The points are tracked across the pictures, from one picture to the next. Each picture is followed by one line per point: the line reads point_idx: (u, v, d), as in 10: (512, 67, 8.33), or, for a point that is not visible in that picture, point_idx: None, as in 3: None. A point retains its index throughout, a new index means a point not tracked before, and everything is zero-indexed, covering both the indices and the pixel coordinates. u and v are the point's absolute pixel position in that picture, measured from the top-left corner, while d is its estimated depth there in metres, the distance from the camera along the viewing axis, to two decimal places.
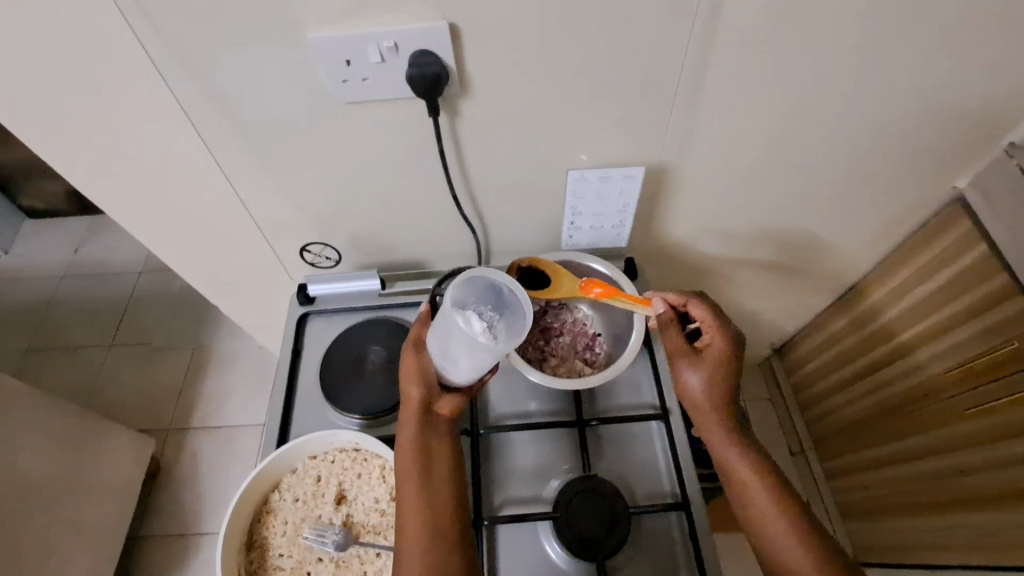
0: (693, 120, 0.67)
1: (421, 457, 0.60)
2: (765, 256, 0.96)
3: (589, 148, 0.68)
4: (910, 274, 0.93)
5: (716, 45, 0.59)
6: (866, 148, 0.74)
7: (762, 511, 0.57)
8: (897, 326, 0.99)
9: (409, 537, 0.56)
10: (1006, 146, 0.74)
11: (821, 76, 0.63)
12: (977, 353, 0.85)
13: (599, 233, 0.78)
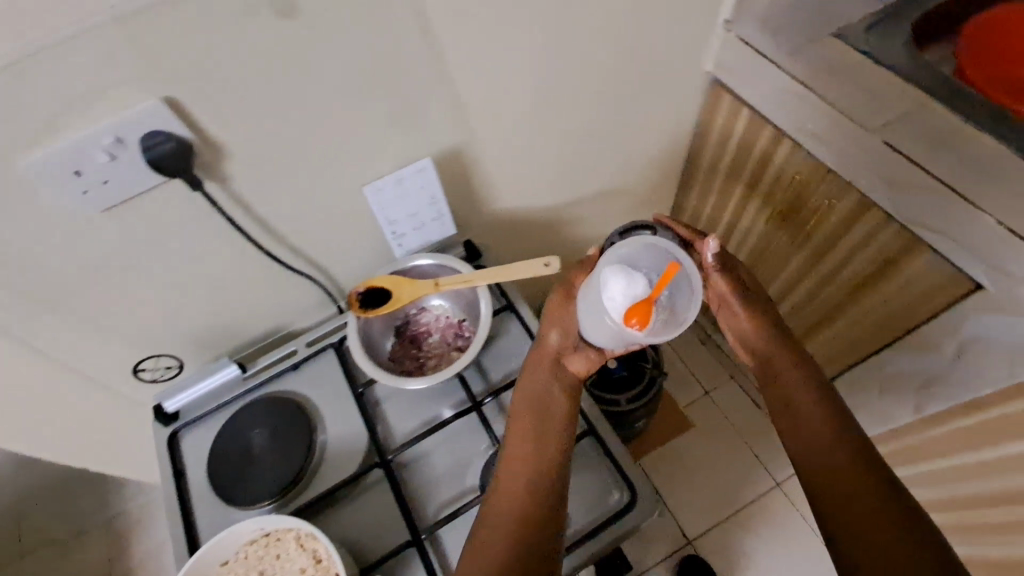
0: (458, 96, 0.70)
1: (545, 400, 0.64)
2: (595, 185, 1.06)
3: (377, 158, 0.68)
4: (712, 152, 1.12)
5: (440, 25, 0.62)
6: (620, 66, 0.86)
7: (803, 420, 0.61)
8: (724, 201, 1.17)
9: (509, 474, 0.59)
10: (724, 25, 0.94)
11: (547, 18, 0.70)
12: (779, 196, 1.01)
13: (426, 231, 0.78)
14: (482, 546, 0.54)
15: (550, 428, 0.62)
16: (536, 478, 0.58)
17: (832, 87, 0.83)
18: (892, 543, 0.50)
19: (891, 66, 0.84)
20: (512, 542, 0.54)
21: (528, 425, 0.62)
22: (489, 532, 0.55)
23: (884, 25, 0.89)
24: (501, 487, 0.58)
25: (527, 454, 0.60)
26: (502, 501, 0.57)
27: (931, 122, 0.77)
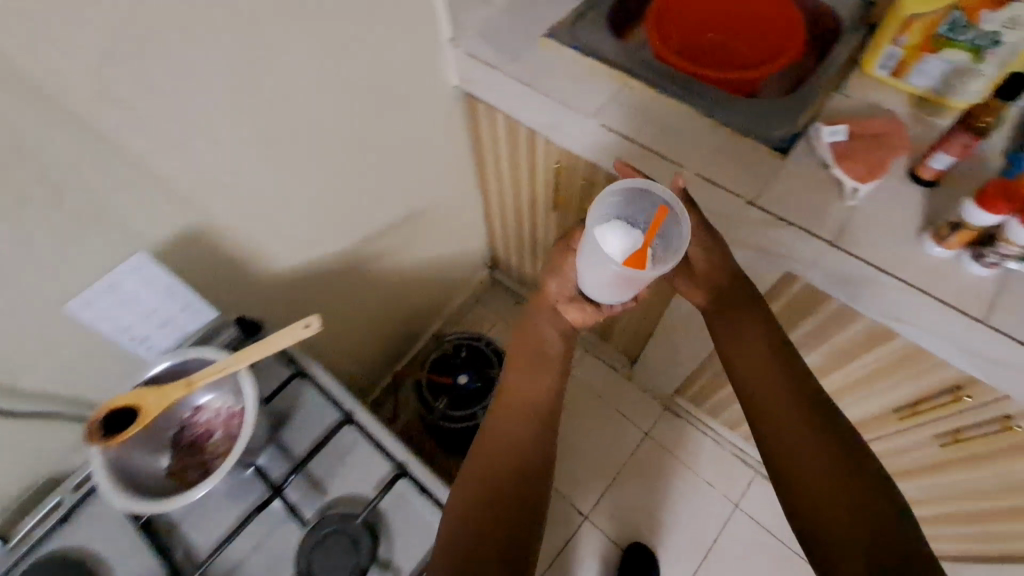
0: (155, 180, 0.65)
1: (546, 367, 0.78)
2: (382, 215, 1.07)
3: (73, 265, 0.61)
4: (490, 152, 1.18)
5: (87, 118, 0.56)
6: (350, 104, 0.85)
7: (774, 387, 0.68)
8: (517, 193, 1.24)
9: (496, 434, 0.71)
10: (450, 41, 0.96)
11: (233, 82, 0.67)
12: (552, 182, 1.09)
13: (177, 325, 0.72)
14: (465, 493, 0.65)
15: (544, 373, 0.77)
16: (519, 436, 0.71)
17: (550, 83, 0.90)
18: (846, 494, 0.59)
19: (596, 54, 0.92)
20: (492, 486, 0.65)
21: (520, 392, 0.75)
22: (473, 478, 0.66)
23: (586, 19, 0.98)
24: (486, 443, 0.71)
25: (519, 417, 0.72)
26: (488, 455, 0.69)
27: (633, 98, 0.87)
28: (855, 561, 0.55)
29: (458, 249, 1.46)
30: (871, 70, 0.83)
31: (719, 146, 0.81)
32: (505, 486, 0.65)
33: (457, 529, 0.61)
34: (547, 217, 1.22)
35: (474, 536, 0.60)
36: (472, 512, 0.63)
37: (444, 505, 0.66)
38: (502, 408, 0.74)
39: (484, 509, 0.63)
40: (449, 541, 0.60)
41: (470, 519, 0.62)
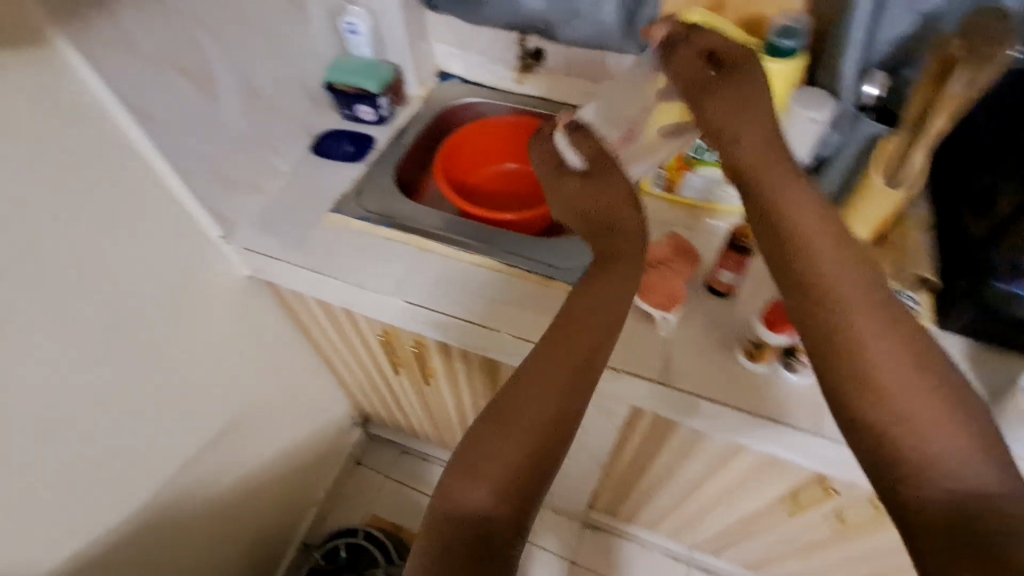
0: None
1: (600, 298, 0.59)
2: (190, 448, 0.90)
3: None
4: (314, 330, 1.08)
5: None
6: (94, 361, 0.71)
7: (848, 281, 0.50)
8: (359, 360, 1.13)
9: (528, 389, 0.55)
10: (223, 237, 0.85)
11: None
12: (384, 350, 1.00)
13: None
14: (480, 462, 0.52)
15: (592, 338, 0.57)
16: (561, 404, 0.54)
17: (342, 263, 0.83)
18: (896, 407, 0.46)
19: (387, 220, 0.88)
20: (516, 457, 0.52)
21: (565, 345, 0.57)
22: (492, 441, 0.53)
23: (367, 185, 0.94)
24: (516, 393, 0.55)
25: (563, 381, 0.55)
26: (511, 411, 0.54)
27: (432, 266, 0.81)
28: (926, 508, 0.43)
29: (314, 425, 1.30)
30: (648, 188, 0.86)
31: (527, 298, 0.77)
32: (534, 467, 0.52)
33: (462, 514, 0.50)
34: (396, 376, 1.12)
35: (486, 538, 0.49)
36: (484, 496, 0.50)
37: (470, 474, 0.51)
38: (540, 356, 0.57)
39: (502, 499, 0.50)
40: (461, 528, 0.49)
41: (486, 508, 0.50)
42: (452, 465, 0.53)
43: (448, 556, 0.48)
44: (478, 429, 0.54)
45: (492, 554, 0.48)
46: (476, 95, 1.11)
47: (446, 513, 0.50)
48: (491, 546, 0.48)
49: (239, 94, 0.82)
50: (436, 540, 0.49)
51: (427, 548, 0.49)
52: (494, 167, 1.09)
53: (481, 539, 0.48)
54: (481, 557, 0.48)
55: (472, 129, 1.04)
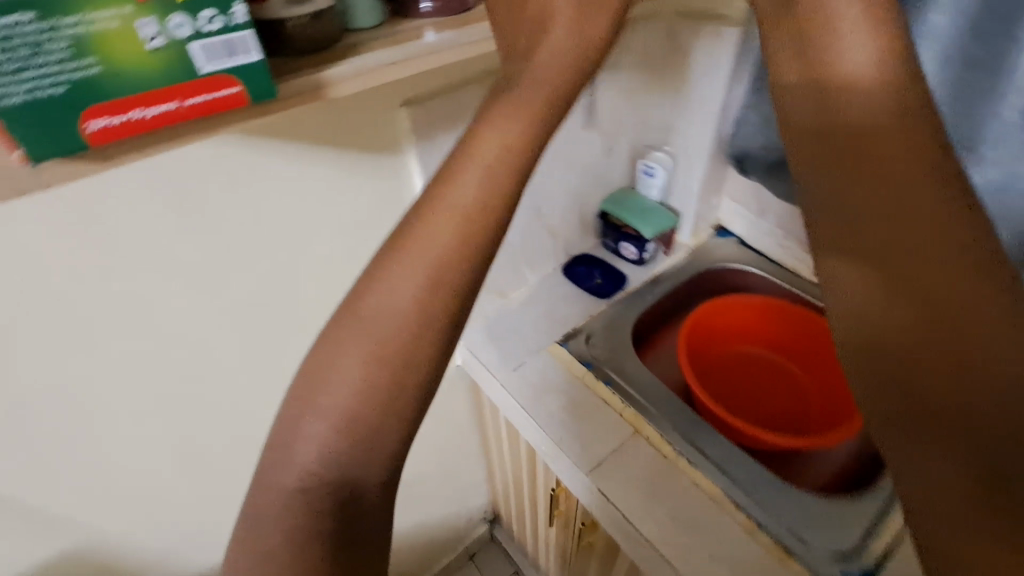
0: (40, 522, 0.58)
1: (511, 113, 0.36)
2: None
3: None
4: (491, 431, 1.04)
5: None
6: None
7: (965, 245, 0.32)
8: (519, 479, 1.05)
9: (402, 251, 0.34)
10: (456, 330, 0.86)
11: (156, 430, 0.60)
12: (551, 493, 0.90)
13: None
14: (349, 404, 0.33)
15: (478, 170, 0.35)
16: (454, 281, 0.35)
17: (548, 410, 0.75)
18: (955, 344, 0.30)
19: (611, 376, 0.79)
20: (400, 386, 0.34)
21: (477, 172, 0.35)
22: (363, 360, 0.33)
23: (606, 324, 0.87)
24: (393, 264, 0.34)
25: (449, 241, 0.34)
26: (400, 314, 0.34)
27: (644, 458, 0.69)
28: (942, 471, 0.29)
29: (448, 511, 1.23)
30: None
31: (751, 568, 0.60)
32: (421, 386, 0.34)
33: (300, 455, 0.33)
34: (549, 517, 1.01)
35: (348, 496, 0.33)
36: (346, 444, 0.33)
37: (313, 411, 0.33)
38: (430, 199, 0.35)
39: (369, 445, 0.33)
40: (310, 488, 0.33)
41: (356, 466, 0.34)
42: (297, 381, 0.34)
43: (291, 529, 0.32)
44: (331, 330, 0.34)
45: (347, 510, 0.33)
46: (753, 265, 0.95)
47: (294, 466, 0.33)
48: (356, 508, 0.34)
49: (525, 214, 0.82)
50: (282, 505, 0.33)
51: (255, 499, 0.34)
52: (747, 348, 0.91)
53: (345, 498, 0.33)
54: (342, 523, 0.33)
55: (748, 302, 0.88)
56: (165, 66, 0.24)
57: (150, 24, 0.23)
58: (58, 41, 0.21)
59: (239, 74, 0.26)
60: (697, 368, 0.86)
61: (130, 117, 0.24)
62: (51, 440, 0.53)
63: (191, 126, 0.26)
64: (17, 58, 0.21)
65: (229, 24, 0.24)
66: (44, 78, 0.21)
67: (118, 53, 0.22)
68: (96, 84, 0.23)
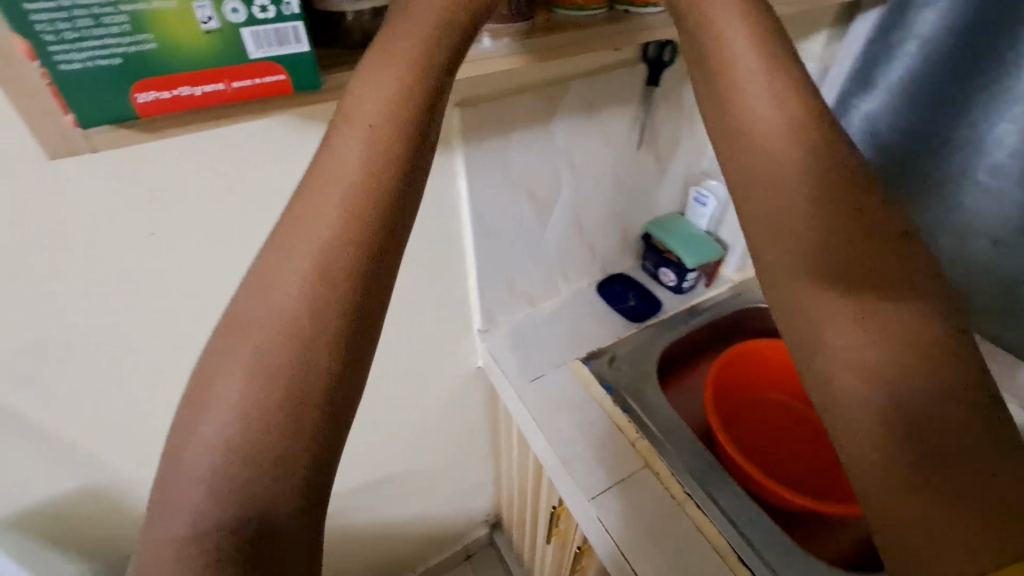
0: (74, 471, 0.60)
1: (375, 69, 0.31)
2: (351, 480, 0.95)
3: None
4: (502, 435, 1.04)
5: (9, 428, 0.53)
6: None
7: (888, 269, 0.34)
8: (523, 488, 1.05)
9: (287, 241, 0.32)
10: (480, 331, 0.86)
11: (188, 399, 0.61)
12: (554, 510, 0.89)
13: None
14: (232, 419, 0.30)
15: (354, 133, 0.31)
16: (346, 264, 0.31)
17: (559, 428, 0.74)
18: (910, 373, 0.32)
19: (629, 403, 0.77)
20: (295, 388, 0.31)
21: (360, 139, 0.31)
22: (250, 369, 0.30)
23: (634, 350, 0.84)
24: (283, 257, 0.32)
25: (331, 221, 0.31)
26: (282, 314, 0.31)
27: (652, 495, 0.67)
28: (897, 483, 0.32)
29: (450, 508, 1.23)
30: None
31: None
32: (319, 386, 0.31)
33: (188, 488, 0.30)
34: (546, 532, 1.00)
35: (256, 522, 0.30)
36: (239, 467, 0.30)
37: (192, 436, 0.30)
38: (315, 177, 0.32)
39: (270, 463, 0.30)
40: (203, 523, 0.29)
41: (255, 488, 0.30)
42: (180, 411, 0.31)
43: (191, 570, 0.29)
44: (211, 350, 0.31)
45: (253, 539, 0.30)
46: None
47: (183, 501, 0.29)
48: (269, 534, 0.30)
49: (565, 226, 0.80)
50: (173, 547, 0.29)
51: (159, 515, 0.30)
52: (778, 396, 0.87)
53: (251, 525, 0.30)
54: (254, 553, 0.30)
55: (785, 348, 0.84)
56: (216, 46, 0.25)
57: (206, 6, 0.24)
58: (119, 15, 0.23)
59: (284, 63, 0.27)
60: (722, 407, 0.82)
61: (178, 93, 0.26)
62: (93, 393, 0.55)
63: (237, 107, 0.28)
64: (81, 27, 0.22)
65: (282, 13, 0.26)
66: (103, 49, 0.23)
67: (172, 31, 0.24)
68: (150, 56, 0.24)
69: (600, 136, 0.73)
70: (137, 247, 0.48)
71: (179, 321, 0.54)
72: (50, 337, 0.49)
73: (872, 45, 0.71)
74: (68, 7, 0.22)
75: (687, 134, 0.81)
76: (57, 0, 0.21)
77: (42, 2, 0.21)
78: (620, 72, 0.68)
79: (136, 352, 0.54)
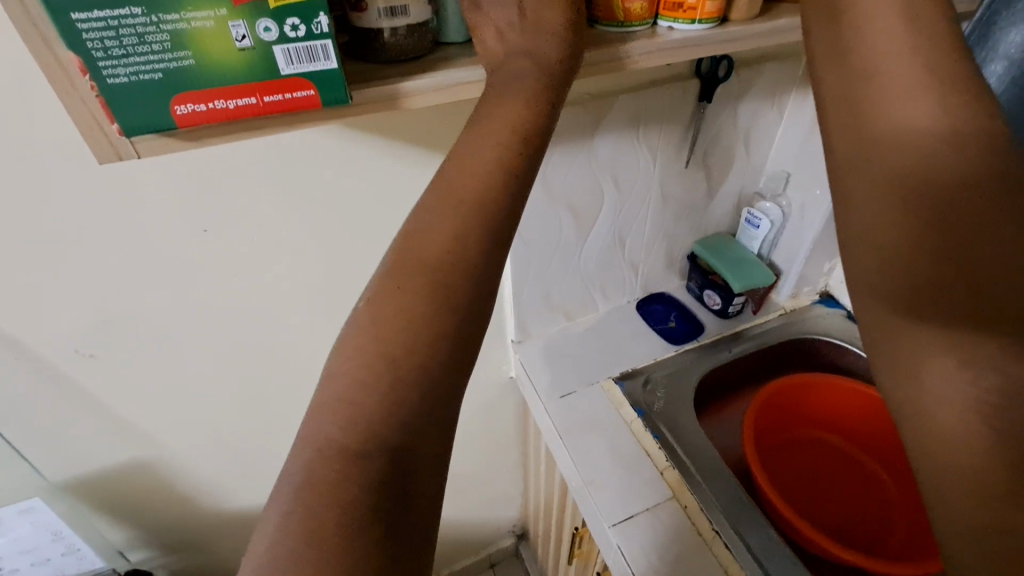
0: (128, 446, 0.64)
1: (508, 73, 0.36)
2: None
3: (14, 493, 0.62)
4: (533, 447, 1.02)
5: (78, 398, 0.58)
6: None
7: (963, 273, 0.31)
8: (551, 504, 1.03)
9: (419, 228, 0.33)
10: (514, 341, 0.85)
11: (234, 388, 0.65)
12: (579, 529, 0.87)
13: (53, 563, 0.72)
14: (382, 366, 0.30)
15: (484, 138, 0.35)
16: (440, 259, 0.32)
17: (587, 447, 0.72)
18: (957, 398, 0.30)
19: (662, 429, 0.74)
20: (429, 340, 0.31)
21: (490, 151, 0.34)
22: (357, 337, 0.31)
23: (669, 376, 0.81)
24: (414, 230, 0.33)
25: (455, 215, 0.33)
26: (408, 273, 0.32)
27: (677, 528, 0.64)
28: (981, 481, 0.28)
29: (477, 515, 1.22)
30: None
31: None
32: (458, 336, 0.32)
33: (308, 439, 0.28)
34: (570, 551, 0.97)
35: (399, 467, 0.28)
36: (385, 409, 0.29)
37: (333, 387, 0.30)
38: (453, 173, 0.35)
39: (416, 405, 0.29)
40: (345, 458, 0.27)
41: (397, 426, 0.29)
42: None
43: (333, 517, 0.26)
44: None
45: (391, 477, 0.28)
46: (856, 345, 0.84)
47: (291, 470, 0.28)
48: (407, 473, 0.28)
49: (607, 241, 0.79)
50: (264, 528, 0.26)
51: None
52: (814, 431, 0.81)
53: (391, 467, 0.28)
54: (393, 492, 0.27)
55: (823, 381, 0.79)
56: (251, 63, 0.28)
57: (240, 25, 0.27)
58: (161, 34, 0.26)
59: (313, 78, 0.30)
60: (769, 432, 0.78)
61: (212, 106, 0.28)
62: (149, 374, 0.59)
63: (270, 119, 0.30)
64: (126, 44, 0.25)
65: (310, 32, 0.28)
66: (146, 63, 0.26)
67: (208, 47, 0.27)
68: (193, 72, 0.27)
69: (646, 153, 0.71)
70: (191, 241, 0.51)
71: (229, 313, 0.58)
72: (110, 321, 0.53)
73: None
74: (117, 26, 0.25)
75: (741, 154, 0.78)
76: (108, 20, 0.24)
77: (94, 21, 0.24)
78: (670, 86, 0.66)
79: (188, 338, 0.58)
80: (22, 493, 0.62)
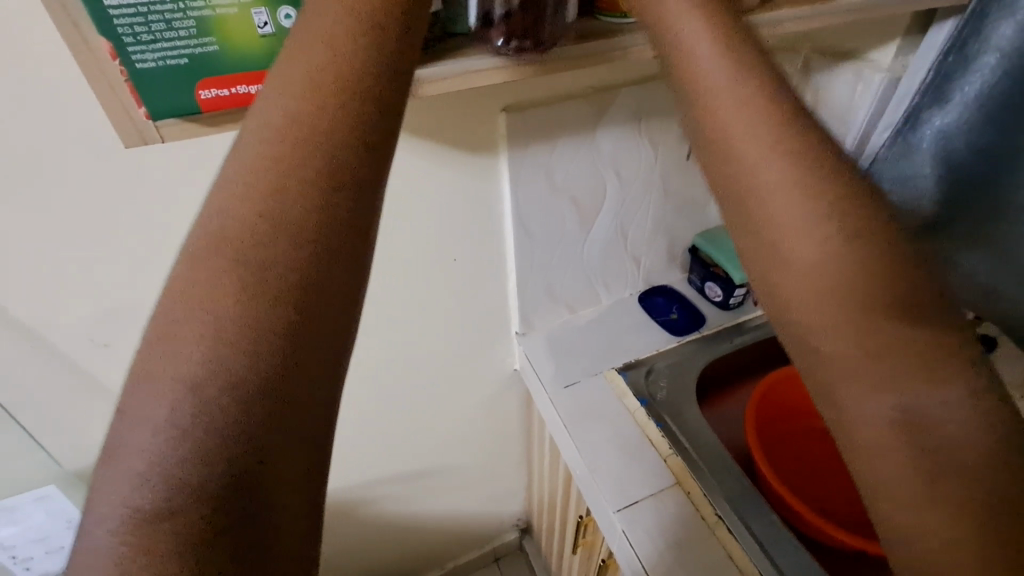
0: None
1: (304, 42, 0.28)
2: (386, 467, 0.98)
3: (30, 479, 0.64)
4: (536, 440, 1.03)
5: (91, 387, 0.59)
6: (381, 379, 0.82)
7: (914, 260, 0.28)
8: (554, 496, 1.03)
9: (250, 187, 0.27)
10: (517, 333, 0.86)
11: None
12: (583, 519, 0.88)
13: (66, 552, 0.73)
14: (189, 416, 0.25)
15: (302, 74, 0.28)
16: (271, 230, 0.27)
17: (591, 436, 0.73)
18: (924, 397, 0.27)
19: (664, 418, 0.75)
20: (268, 326, 0.26)
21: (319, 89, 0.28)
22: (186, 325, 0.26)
23: (672, 367, 0.82)
24: (237, 190, 0.27)
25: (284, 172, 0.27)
26: (233, 243, 0.27)
27: (681, 513, 0.65)
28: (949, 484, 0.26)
29: (481, 509, 1.23)
30: None
31: None
32: (303, 325, 0.27)
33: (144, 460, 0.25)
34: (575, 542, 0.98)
35: (233, 483, 0.25)
36: (218, 421, 0.25)
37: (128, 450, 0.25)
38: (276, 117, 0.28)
39: (255, 405, 0.26)
40: (171, 500, 0.25)
41: (221, 472, 0.25)
42: None
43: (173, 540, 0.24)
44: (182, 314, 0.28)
45: (224, 528, 0.25)
46: None
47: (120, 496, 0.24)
48: (252, 485, 0.26)
49: (608, 235, 0.80)
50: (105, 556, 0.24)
51: None
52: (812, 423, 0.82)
53: (226, 484, 0.25)
54: (229, 507, 0.25)
55: None
56: (271, 48, 0.30)
57: (262, 12, 0.29)
58: (187, 21, 0.28)
59: None
60: (771, 423, 0.79)
61: (235, 91, 0.30)
62: None
63: None
64: (155, 30, 0.27)
65: None
66: (173, 49, 0.28)
67: (230, 33, 0.29)
68: (217, 57, 0.29)
69: (647, 146, 0.72)
70: None
71: None
72: (123, 311, 0.55)
73: (944, 59, 0.61)
74: (146, 12, 0.27)
75: None
76: (138, 7, 0.27)
77: (125, 8, 0.26)
78: None
79: None
80: (38, 481, 0.64)
